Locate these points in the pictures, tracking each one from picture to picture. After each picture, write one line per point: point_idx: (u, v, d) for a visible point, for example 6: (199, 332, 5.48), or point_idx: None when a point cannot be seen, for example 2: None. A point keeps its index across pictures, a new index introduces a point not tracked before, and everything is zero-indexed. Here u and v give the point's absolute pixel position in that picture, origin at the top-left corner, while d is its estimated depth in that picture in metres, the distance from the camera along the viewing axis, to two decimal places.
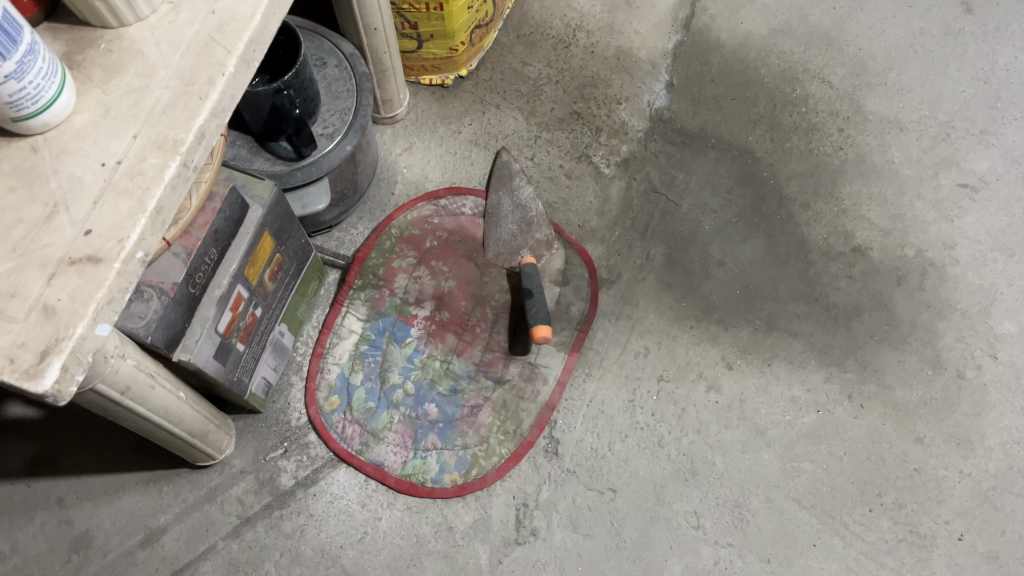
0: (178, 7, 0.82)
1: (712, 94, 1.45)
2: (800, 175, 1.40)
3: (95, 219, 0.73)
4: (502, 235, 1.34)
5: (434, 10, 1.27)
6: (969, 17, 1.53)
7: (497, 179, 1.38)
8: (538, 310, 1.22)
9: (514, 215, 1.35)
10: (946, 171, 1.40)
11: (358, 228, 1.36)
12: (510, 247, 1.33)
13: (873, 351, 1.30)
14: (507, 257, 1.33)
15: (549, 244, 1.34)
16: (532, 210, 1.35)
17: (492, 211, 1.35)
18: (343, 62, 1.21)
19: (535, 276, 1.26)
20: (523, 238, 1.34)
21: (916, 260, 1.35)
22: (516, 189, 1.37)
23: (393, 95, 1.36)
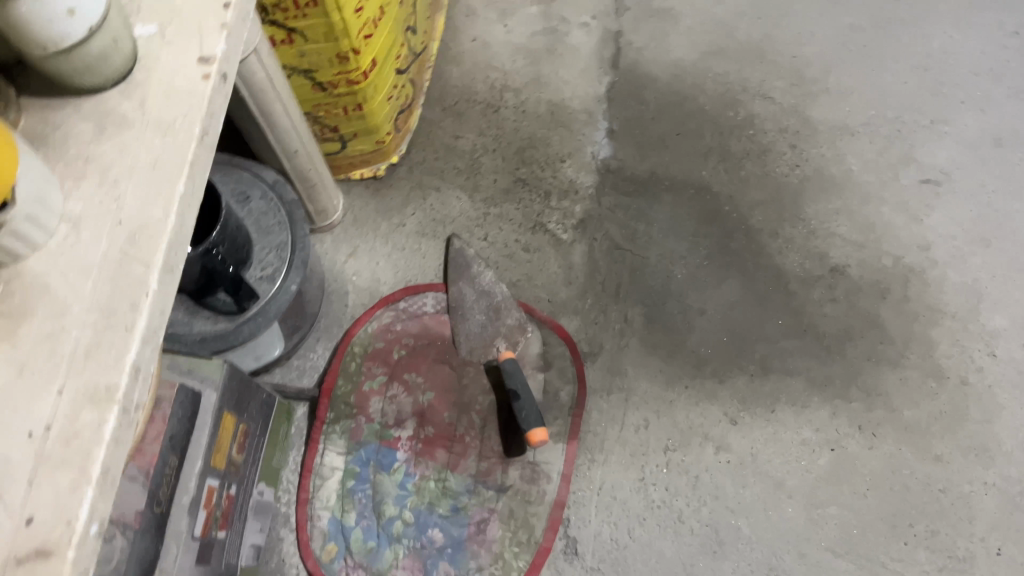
0: (78, 225, 0.68)
1: (656, 133, 1.39)
2: (762, 203, 1.34)
3: (36, 502, 0.57)
4: (472, 329, 1.25)
5: (352, 112, 1.18)
6: (893, 5, 1.50)
7: (453, 269, 1.29)
8: (529, 410, 1.14)
9: (480, 305, 1.26)
10: (906, 169, 1.36)
11: (318, 352, 1.26)
12: (483, 340, 1.25)
13: (873, 374, 1.26)
14: (481, 353, 1.24)
15: (524, 330, 1.26)
16: (498, 294, 1.27)
17: (456, 306, 1.26)
18: (268, 192, 1.11)
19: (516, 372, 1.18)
20: (494, 328, 1.25)
21: (896, 269, 1.31)
22: (475, 275, 1.28)
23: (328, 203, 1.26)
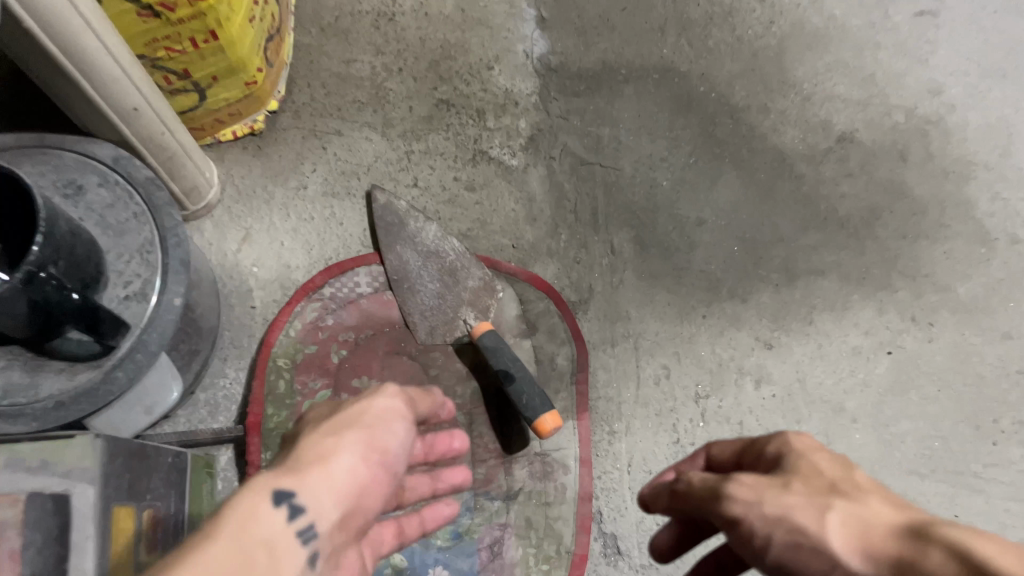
0: None
1: (597, 12, 1.10)
2: (741, 75, 1.09)
3: None
4: (427, 304, 0.95)
5: (206, 44, 0.84)
6: None
7: (383, 232, 0.98)
8: (529, 391, 0.87)
9: (429, 270, 0.96)
10: (895, 4, 1.13)
11: (230, 376, 0.95)
12: (446, 316, 0.95)
13: (914, 253, 1.04)
14: (445, 331, 0.95)
15: (494, 289, 0.97)
16: (449, 253, 0.97)
17: (399, 277, 0.97)
18: (108, 176, 0.77)
19: (501, 347, 0.90)
20: (455, 297, 0.95)
21: (911, 123, 1.09)
22: (414, 233, 0.97)
23: (201, 178, 0.93)
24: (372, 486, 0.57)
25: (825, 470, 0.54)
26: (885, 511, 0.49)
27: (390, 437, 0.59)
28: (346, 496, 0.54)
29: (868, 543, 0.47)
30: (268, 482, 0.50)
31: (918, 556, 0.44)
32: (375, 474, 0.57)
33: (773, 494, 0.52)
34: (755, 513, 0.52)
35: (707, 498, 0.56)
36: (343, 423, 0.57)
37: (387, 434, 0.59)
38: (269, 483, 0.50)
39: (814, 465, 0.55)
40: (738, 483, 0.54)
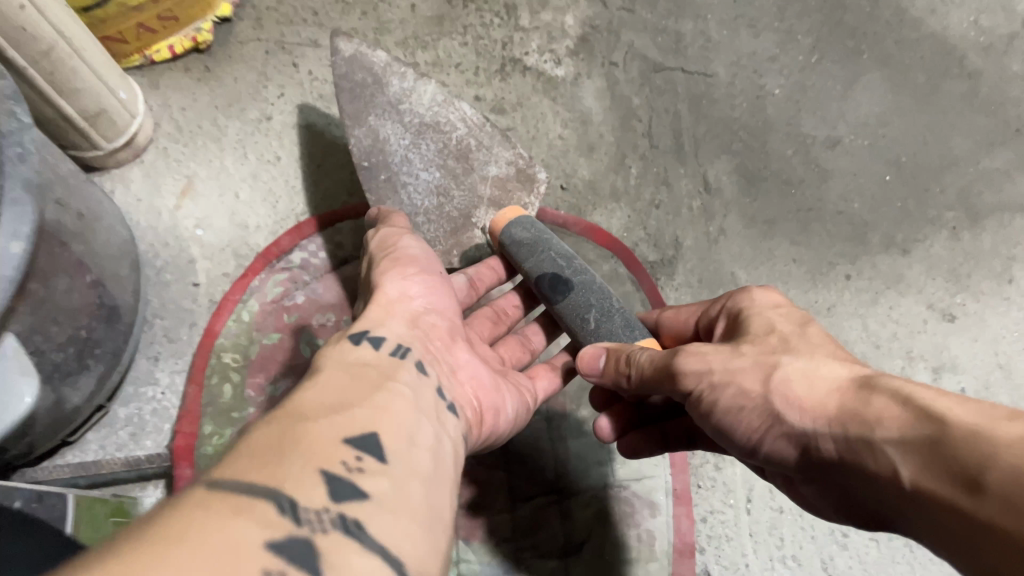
0: None
1: None
2: None
3: None
4: (418, 203, 0.59)
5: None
6: None
7: (346, 98, 0.58)
8: (600, 305, 0.51)
9: (420, 155, 0.60)
10: None
11: (162, 384, 0.66)
12: (448, 219, 0.60)
13: None
14: (448, 246, 0.60)
15: (539, 181, 0.62)
16: (448, 124, 0.61)
17: (371, 163, 0.59)
18: None
19: (541, 238, 0.55)
20: (466, 190, 0.60)
21: None
22: (398, 97, 0.59)
23: (98, 80, 0.63)
24: (448, 287, 0.51)
25: (784, 324, 0.42)
26: (842, 364, 0.37)
27: (412, 244, 0.51)
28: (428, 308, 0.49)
29: (819, 402, 0.35)
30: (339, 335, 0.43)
31: (874, 411, 0.33)
32: (434, 264, 0.51)
33: (717, 357, 0.40)
34: (703, 380, 0.40)
35: (647, 376, 0.42)
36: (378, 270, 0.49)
37: (411, 241, 0.52)
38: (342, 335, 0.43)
39: (774, 320, 0.42)
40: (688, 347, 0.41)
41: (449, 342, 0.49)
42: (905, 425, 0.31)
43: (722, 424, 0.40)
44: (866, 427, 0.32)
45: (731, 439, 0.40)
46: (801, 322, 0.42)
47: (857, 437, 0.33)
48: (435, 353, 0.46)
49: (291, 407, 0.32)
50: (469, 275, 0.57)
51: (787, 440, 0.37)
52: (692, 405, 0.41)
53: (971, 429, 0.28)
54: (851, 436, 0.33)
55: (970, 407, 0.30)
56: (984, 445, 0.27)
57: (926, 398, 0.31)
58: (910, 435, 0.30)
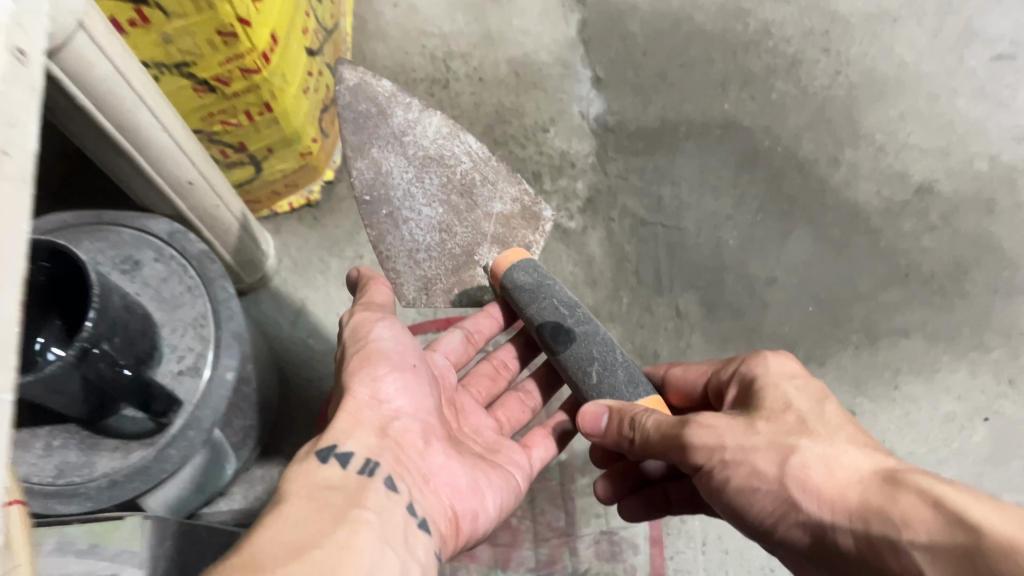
0: None
1: (653, 71, 1.07)
2: (809, 129, 1.04)
3: None
4: (415, 235, 0.69)
5: (264, 118, 0.85)
6: None
7: (351, 130, 0.68)
8: (600, 358, 0.61)
9: (399, 159, 0.69)
10: (970, 49, 1.07)
11: (286, 453, 0.92)
12: (450, 255, 0.69)
13: (1006, 310, 0.97)
14: (450, 282, 0.70)
15: (540, 214, 0.72)
16: (454, 158, 0.71)
17: (373, 197, 0.68)
18: (163, 252, 0.76)
19: (546, 282, 0.65)
20: (468, 226, 0.70)
21: (995, 173, 1.02)
22: (401, 130, 0.69)
23: (238, 231, 0.87)
24: (421, 380, 0.60)
25: (800, 403, 0.52)
26: (858, 453, 0.48)
27: (385, 335, 0.59)
28: (400, 411, 0.58)
29: (842, 496, 0.45)
30: (308, 451, 0.52)
31: (895, 507, 0.42)
32: (406, 358, 0.60)
33: (729, 434, 0.51)
34: (715, 457, 0.50)
35: (656, 442, 0.53)
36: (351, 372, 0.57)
37: (386, 332, 0.60)
38: (312, 451, 0.52)
39: (791, 398, 0.53)
40: (704, 420, 0.52)
41: (421, 445, 0.58)
42: (928, 529, 0.40)
43: (736, 494, 0.50)
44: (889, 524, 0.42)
45: (751, 514, 0.50)
46: (816, 400, 0.53)
47: (880, 533, 0.42)
48: (403, 463, 0.55)
49: (259, 540, 0.42)
50: (467, 330, 0.72)
51: (801, 524, 0.47)
52: (703, 475, 0.52)
53: (998, 539, 0.37)
54: (873, 533, 0.43)
55: (999, 519, 0.38)
56: (999, 553, 0.36)
57: (945, 500, 0.41)
58: (933, 538, 0.40)
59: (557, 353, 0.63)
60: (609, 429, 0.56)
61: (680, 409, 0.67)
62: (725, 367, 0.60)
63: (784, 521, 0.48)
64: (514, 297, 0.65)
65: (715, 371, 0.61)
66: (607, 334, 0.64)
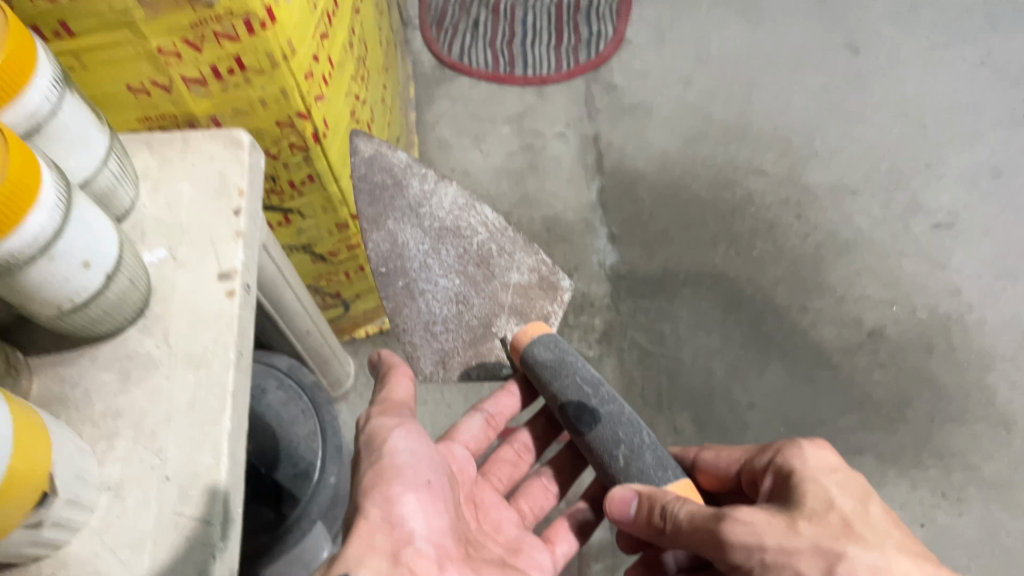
0: (127, 462, 0.61)
1: (658, 229, 1.33)
2: (783, 279, 1.29)
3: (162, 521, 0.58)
4: (433, 305, 0.77)
5: (358, 274, 1.11)
6: (859, 56, 1.46)
7: (367, 202, 0.76)
8: (625, 441, 0.67)
9: (415, 232, 0.77)
10: (916, 217, 1.32)
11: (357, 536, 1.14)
12: (467, 325, 0.78)
13: (943, 435, 1.18)
14: (467, 354, 0.78)
15: (556, 280, 0.81)
16: (467, 229, 0.79)
17: (388, 269, 0.76)
18: (284, 380, 1.02)
19: (566, 361, 0.71)
20: (485, 297, 0.78)
21: (934, 320, 1.25)
22: (417, 203, 0.77)
23: (332, 359, 1.12)
24: (436, 501, 0.64)
25: (842, 505, 0.57)
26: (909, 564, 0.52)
27: (398, 447, 0.65)
28: (415, 534, 0.60)
29: None
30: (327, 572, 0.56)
31: None
32: (419, 475, 0.64)
33: (772, 536, 0.55)
34: (757, 557, 0.55)
35: (694, 536, 0.58)
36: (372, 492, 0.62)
37: (402, 441, 0.65)
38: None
39: (833, 496, 0.58)
40: (746, 518, 0.56)
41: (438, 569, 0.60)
42: None
43: None
44: None
45: None
46: (858, 499, 0.58)
47: None
48: None
49: None
50: (487, 415, 0.81)
51: None
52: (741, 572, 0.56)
53: None
54: None
55: None
56: None
57: None
58: None
59: (582, 432, 0.69)
60: (638, 515, 0.62)
61: (711, 489, 0.74)
62: (761, 454, 0.67)
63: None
64: (534, 372, 0.72)
65: (751, 460, 0.67)
66: (631, 413, 0.70)
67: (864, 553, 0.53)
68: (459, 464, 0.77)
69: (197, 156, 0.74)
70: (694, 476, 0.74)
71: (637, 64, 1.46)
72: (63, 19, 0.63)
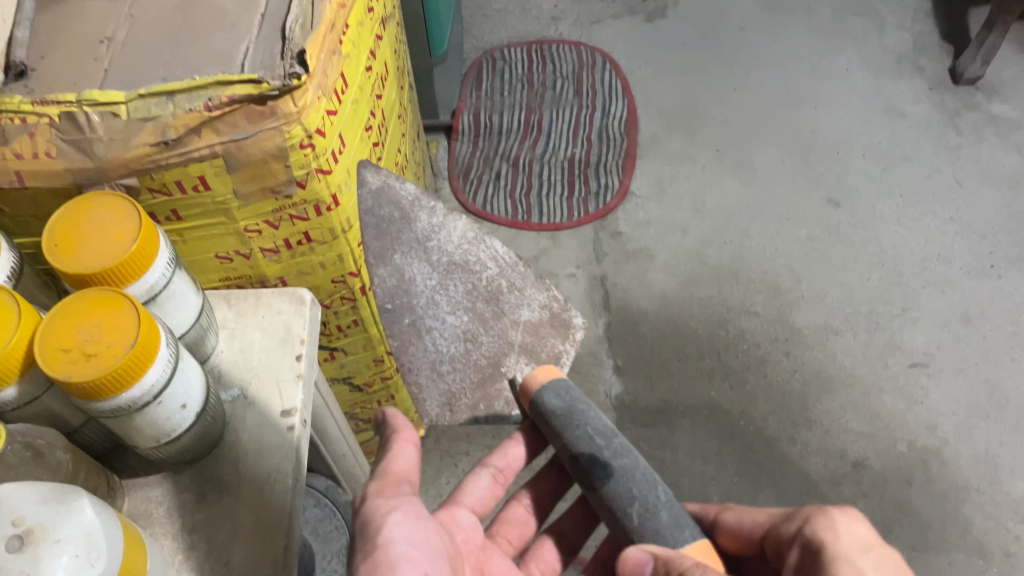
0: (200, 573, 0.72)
1: (659, 363, 1.47)
2: (773, 412, 1.41)
3: None
4: (440, 340, 0.77)
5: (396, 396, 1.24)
6: (839, 210, 1.63)
7: (374, 236, 0.77)
8: (640, 499, 0.71)
9: (421, 266, 0.77)
10: (893, 357, 1.45)
11: None
12: (475, 365, 0.78)
13: (924, 562, 1.26)
14: (475, 395, 0.78)
15: (567, 317, 0.81)
16: (475, 262, 0.79)
17: (395, 305, 0.76)
18: (321, 499, 1.13)
19: (576, 411, 0.75)
20: (494, 336, 0.78)
21: (912, 453, 1.35)
22: (426, 238, 0.78)
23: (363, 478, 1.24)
24: None
25: None
26: None
27: (398, 528, 0.63)
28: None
29: None
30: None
31: None
32: (416, 561, 0.63)
33: None
34: None
35: None
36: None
37: (399, 526, 0.63)
38: None
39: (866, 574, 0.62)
40: None
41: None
42: None
43: None
44: None
45: None
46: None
47: None
48: None
49: None
50: (495, 470, 0.84)
51: None
52: None
53: None
54: None
55: None
56: None
57: None
58: None
59: (595, 483, 0.73)
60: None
61: (730, 550, 0.77)
62: (786, 523, 0.71)
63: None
64: (545, 415, 0.75)
65: (776, 528, 0.72)
66: (645, 467, 0.74)
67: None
68: (464, 530, 0.79)
69: (267, 309, 0.89)
70: (714, 536, 0.78)
71: (640, 214, 1.63)
72: (176, 208, 0.79)
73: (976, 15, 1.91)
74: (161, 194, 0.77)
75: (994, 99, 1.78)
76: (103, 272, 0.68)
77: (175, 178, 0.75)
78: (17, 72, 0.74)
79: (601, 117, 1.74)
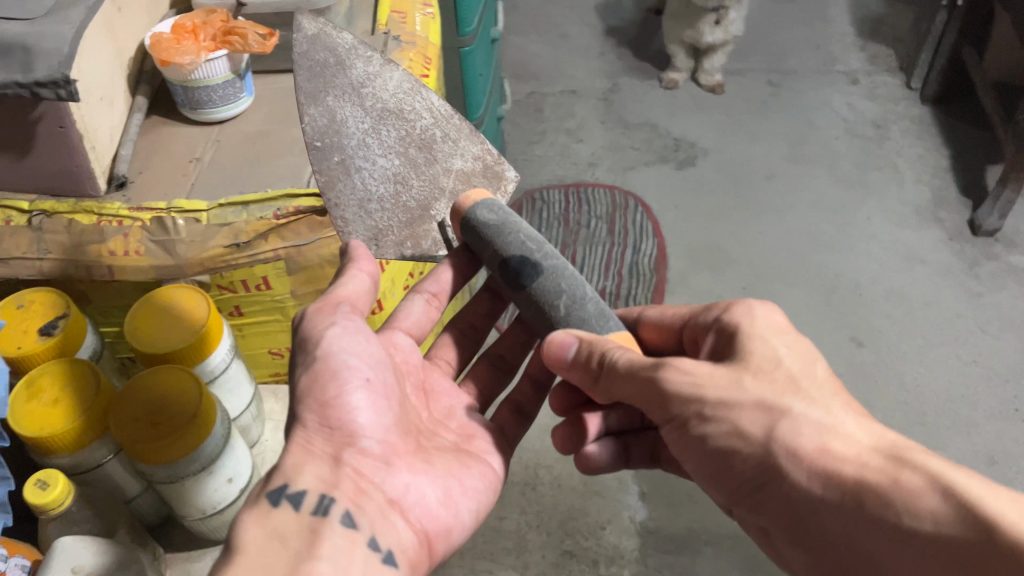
0: None
1: None
2: None
3: None
4: (367, 179, 0.78)
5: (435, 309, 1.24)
6: (862, 349, 1.67)
7: (306, 77, 0.77)
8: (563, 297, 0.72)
9: (352, 102, 0.79)
10: None
11: None
12: (404, 206, 0.80)
13: None
14: (402, 234, 0.80)
15: (498, 172, 0.84)
16: (408, 112, 0.82)
17: (324, 144, 0.77)
18: None
19: (504, 223, 0.75)
20: (423, 180, 0.81)
21: None
22: (358, 82, 0.79)
23: None
24: (382, 397, 0.66)
25: (790, 363, 0.62)
26: (851, 422, 0.57)
27: (339, 342, 0.65)
28: (358, 435, 0.63)
29: (837, 461, 0.55)
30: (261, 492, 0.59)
31: (895, 485, 0.51)
32: (361, 371, 0.65)
33: (717, 389, 0.60)
34: (701, 407, 0.61)
35: (637, 385, 0.63)
36: (310, 402, 0.63)
37: (342, 339, 0.65)
38: (263, 493, 0.58)
39: (780, 355, 0.63)
40: (690, 371, 0.61)
41: (382, 465, 0.65)
42: (934, 521, 0.49)
43: (715, 446, 0.61)
44: (889, 504, 0.51)
45: (723, 459, 0.61)
46: (804, 359, 0.63)
47: (872, 502, 0.52)
48: (362, 488, 0.61)
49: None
50: (426, 296, 0.82)
51: (783, 479, 0.57)
52: (682, 422, 0.62)
53: (988, 531, 0.47)
54: (866, 505, 0.52)
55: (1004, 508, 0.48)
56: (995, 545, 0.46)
57: (952, 479, 0.50)
58: (938, 527, 0.49)
59: (524, 284, 0.74)
60: (577, 357, 0.67)
61: (653, 345, 0.79)
62: (706, 312, 0.72)
63: (760, 475, 0.59)
64: (476, 227, 0.76)
65: (696, 314, 0.73)
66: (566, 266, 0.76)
67: (809, 410, 0.58)
68: (402, 353, 0.77)
69: None
70: (633, 327, 0.80)
71: None
72: (239, 304, 0.89)
73: (992, 172, 2.02)
74: (228, 290, 0.87)
75: (1013, 250, 1.86)
76: (178, 351, 0.78)
77: (242, 277, 0.85)
78: (117, 182, 0.87)
79: (632, 253, 1.85)
